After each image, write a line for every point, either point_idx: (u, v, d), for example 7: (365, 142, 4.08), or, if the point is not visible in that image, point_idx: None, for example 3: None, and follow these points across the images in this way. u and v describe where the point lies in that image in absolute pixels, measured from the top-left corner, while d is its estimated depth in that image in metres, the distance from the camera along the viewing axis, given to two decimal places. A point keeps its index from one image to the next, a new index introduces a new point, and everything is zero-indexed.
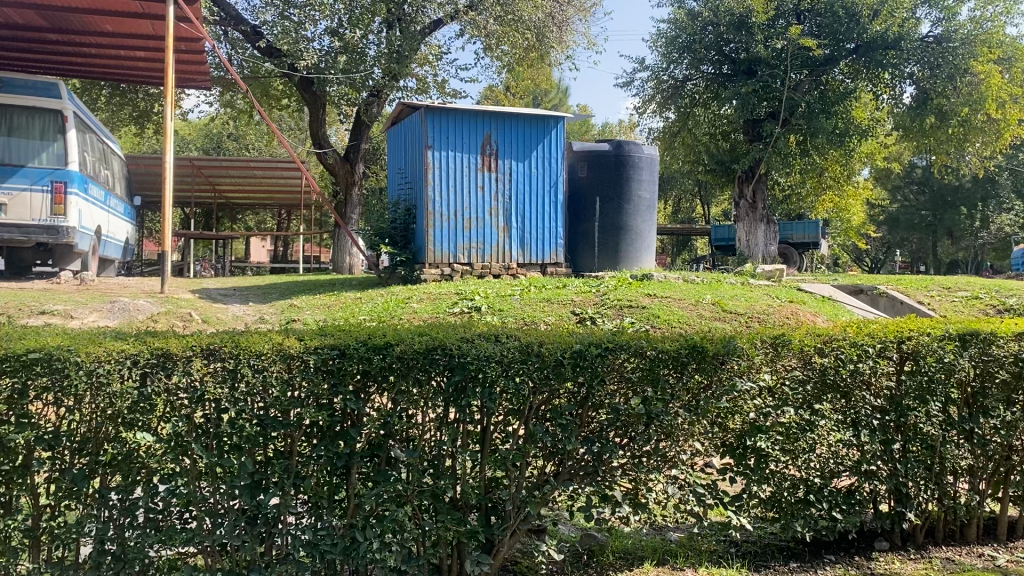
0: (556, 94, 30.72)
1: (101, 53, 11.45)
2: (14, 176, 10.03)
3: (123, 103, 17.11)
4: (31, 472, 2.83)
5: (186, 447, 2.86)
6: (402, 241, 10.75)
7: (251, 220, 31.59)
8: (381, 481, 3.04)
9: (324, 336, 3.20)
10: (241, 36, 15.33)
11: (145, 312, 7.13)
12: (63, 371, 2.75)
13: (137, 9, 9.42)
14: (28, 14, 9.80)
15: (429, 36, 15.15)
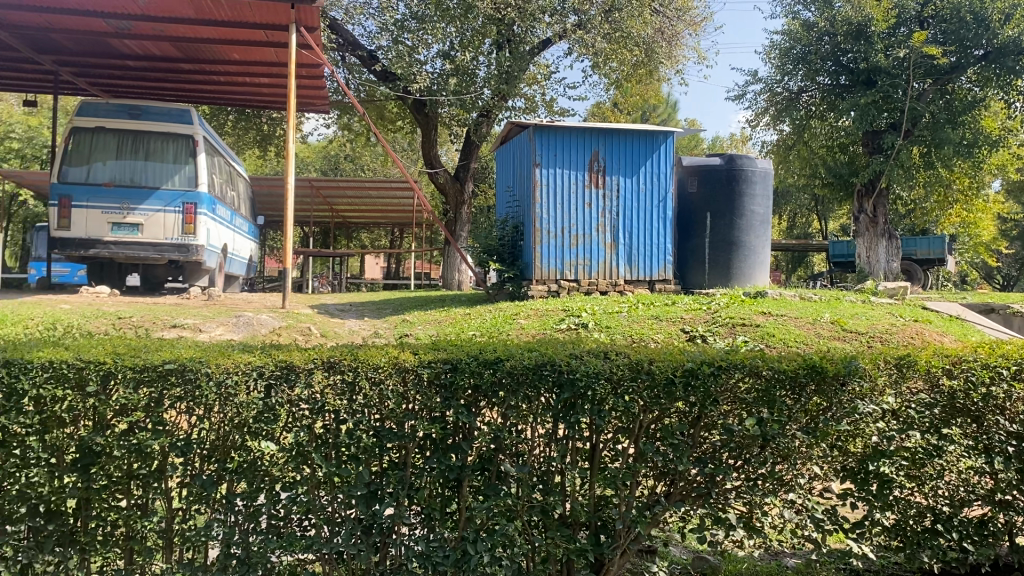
0: (665, 109, 30.50)
1: (229, 81, 12.09)
2: (150, 198, 10.76)
3: (249, 127, 18.02)
4: (166, 477, 2.96)
5: (307, 456, 2.98)
6: (510, 258, 10.86)
7: (366, 237, 32.65)
8: (491, 495, 3.08)
9: (439, 350, 3.27)
10: (358, 61, 15.89)
11: (267, 327, 7.44)
12: (195, 382, 2.91)
13: (261, 38, 9.91)
14: (163, 46, 10.47)
15: (537, 55, 15.29)
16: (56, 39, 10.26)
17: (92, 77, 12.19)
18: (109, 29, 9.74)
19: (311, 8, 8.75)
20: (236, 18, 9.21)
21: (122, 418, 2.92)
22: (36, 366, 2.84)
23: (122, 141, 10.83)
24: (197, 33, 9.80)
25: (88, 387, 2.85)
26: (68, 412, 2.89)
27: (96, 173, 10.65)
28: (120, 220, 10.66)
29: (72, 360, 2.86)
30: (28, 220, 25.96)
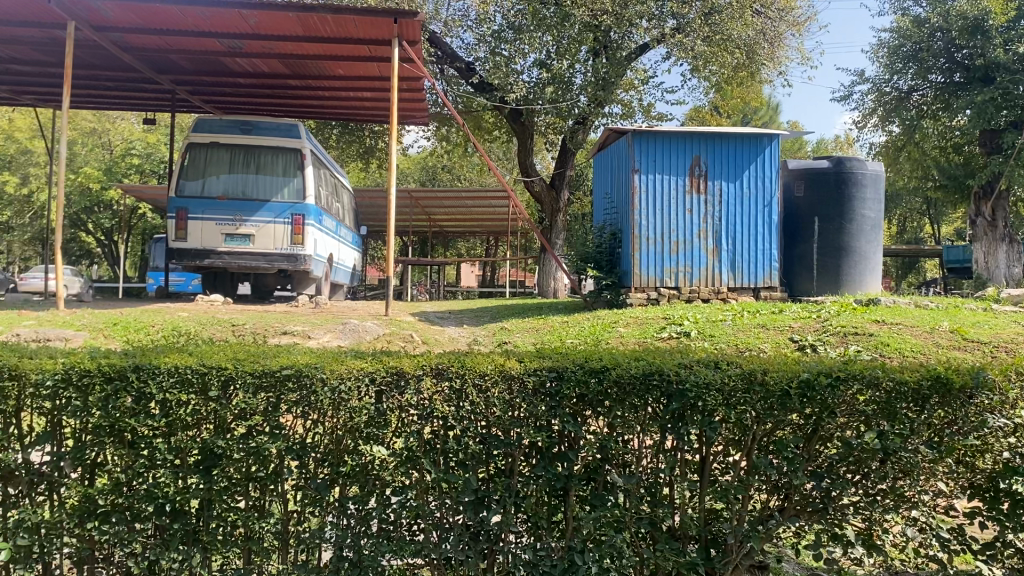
0: (766, 112, 29.81)
1: (334, 96, 12.47)
2: (261, 210, 11.16)
3: (352, 140, 18.56)
4: (282, 479, 3.04)
5: (417, 461, 3.02)
6: (608, 266, 10.78)
7: (462, 246, 33.13)
8: (598, 505, 3.05)
9: (545, 357, 3.27)
10: (457, 73, 16.13)
11: (371, 333, 7.59)
12: (310, 387, 3.00)
13: (365, 53, 10.17)
14: (273, 64, 10.86)
15: (635, 61, 15.16)
16: (174, 60, 10.79)
17: (206, 95, 12.77)
18: (222, 48, 10.18)
19: (412, 22, 8.92)
20: (342, 35, 9.49)
21: (241, 422, 3.00)
22: (162, 371, 2.96)
23: (235, 156, 11.28)
24: (303, 49, 10.14)
25: (210, 392, 2.95)
26: (192, 415, 2.98)
27: (210, 187, 11.13)
28: (233, 231, 11.10)
29: (196, 366, 2.98)
30: (146, 232, 27.38)
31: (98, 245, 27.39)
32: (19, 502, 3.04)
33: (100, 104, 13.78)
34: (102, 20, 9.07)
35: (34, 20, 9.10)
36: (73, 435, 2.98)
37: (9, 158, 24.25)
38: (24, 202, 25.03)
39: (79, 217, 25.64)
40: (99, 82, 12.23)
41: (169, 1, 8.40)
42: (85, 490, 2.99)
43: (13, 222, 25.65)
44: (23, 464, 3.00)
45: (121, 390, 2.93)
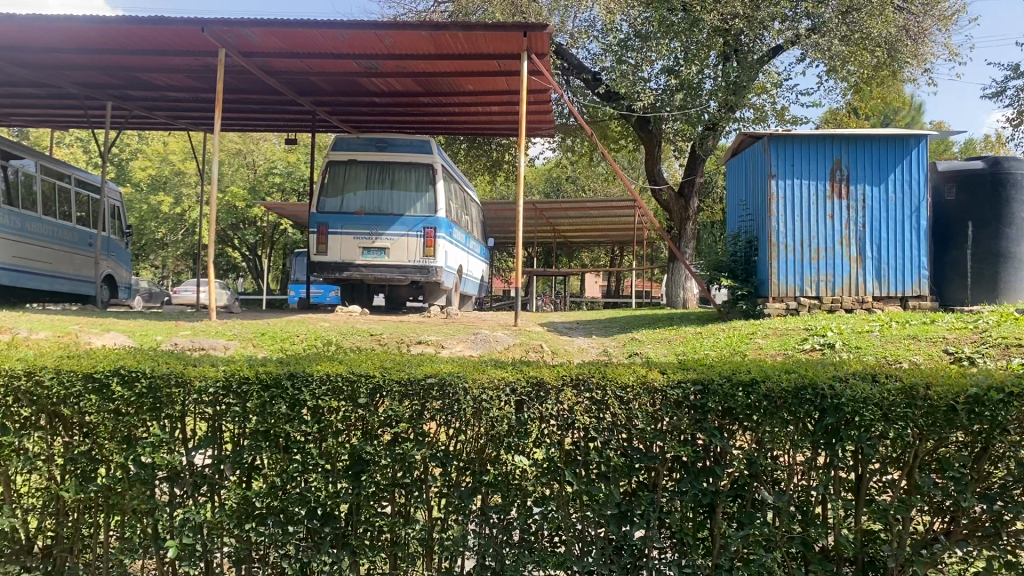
0: (907, 112, 28.36)
1: (463, 111, 12.72)
2: (395, 224, 11.48)
3: (479, 154, 18.91)
4: (426, 487, 3.09)
5: (558, 472, 3.01)
6: (743, 274, 10.47)
7: (587, 256, 33.10)
8: (747, 523, 2.96)
9: (688, 369, 3.20)
10: (583, 83, 16.16)
11: (502, 343, 7.65)
12: (455, 397, 3.06)
13: (495, 68, 10.33)
14: (406, 82, 11.19)
15: (767, 64, 14.77)
16: (314, 82, 11.28)
17: (343, 114, 13.27)
18: (359, 69, 10.56)
19: (542, 35, 8.97)
20: (473, 51, 9.66)
21: (388, 428, 3.08)
22: (314, 379, 3.07)
23: (371, 172, 11.69)
24: (435, 67, 10.38)
25: (359, 399, 3.05)
26: (342, 421, 3.09)
27: (349, 203, 11.57)
28: (370, 244, 11.48)
29: (346, 374, 3.09)
30: (287, 246, 28.74)
31: (243, 259, 28.95)
32: (182, 502, 3.14)
33: (246, 126, 14.57)
34: (250, 46, 9.59)
35: (190, 49, 9.72)
36: (232, 439, 3.11)
37: (164, 180, 26.00)
38: (177, 220, 26.75)
39: (226, 233, 27.18)
40: (245, 106, 12.93)
41: (312, 26, 8.78)
42: (242, 492, 3.10)
43: (167, 238, 27.45)
44: (186, 465, 3.11)
45: (276, 396, 3.05)
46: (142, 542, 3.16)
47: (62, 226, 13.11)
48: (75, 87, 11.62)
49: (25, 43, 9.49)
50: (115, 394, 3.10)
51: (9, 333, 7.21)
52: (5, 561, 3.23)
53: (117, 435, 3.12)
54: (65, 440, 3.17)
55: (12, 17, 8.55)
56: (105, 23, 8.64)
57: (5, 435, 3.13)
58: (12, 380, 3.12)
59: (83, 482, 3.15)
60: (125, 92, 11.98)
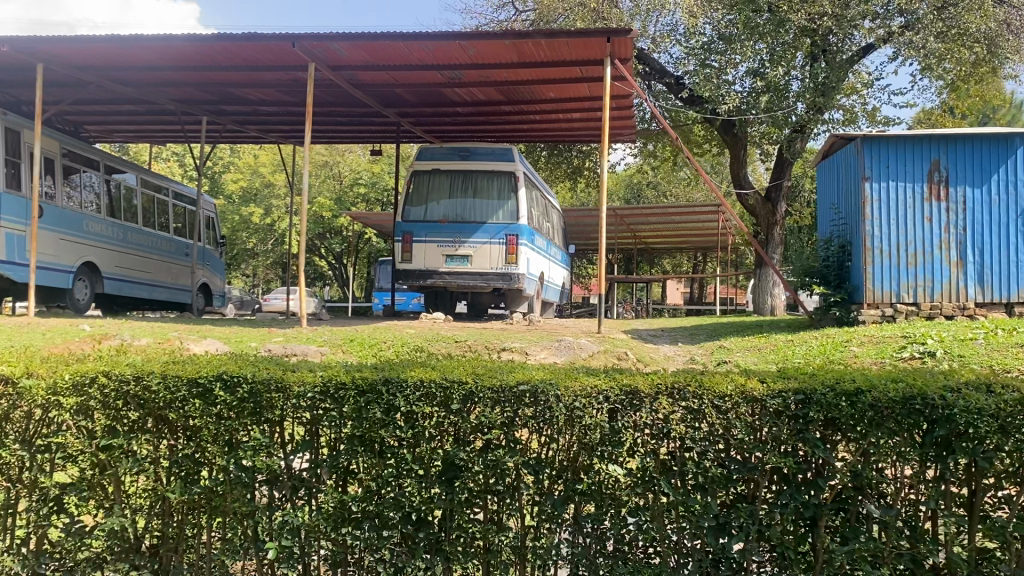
0: (1008, 110, 27.10)
1: (545, 119, 12.74)
2: (478, 232, 11.56)
3: (560, 161, 18.92)
4: (519, 494, 3.07)
5: (653, 482, 2.97)
6: (836, 280, 10.16)
7: (669, 263, 32.72)
8: (851, 538, 2.86)
9: (788, 377, 3.11)
10: (665, 88, 16.02)
11: (586, 350, 7.60)
12: (547, 404, 3.04)
13: (577, 74, 10.30)
14: (489, 92, 11.27)
15: (857, 63, 14.36)
16: (399, 93, 11.46)
17: (427, 124, 13.45)
18: (443, 80, 10.69)
19: (626, 40, 8.90)
20: (556, 58, 9.66)
21: (480, 435, 3.09)
22: (409, 384, 3.11)
23: (454, 181, 11.80)
24: (518, 75, 10.43)
25: (452, 405, 3.07)
26: (436, 426, 3.11)
27: (432, 212, 11.74)
28: (453, 252, 11.59)
29: (439, 380, 3.11)
30: (371, 255, 29.29)
31: (329, 268, 29.61)
32: (281, 505, 3.20)
33: (333, 138, 14.93)
34: (338, 60, 9.80)
35: (281, 64, 10.00)
36: (329, 444, 3.16)
37: (255, 192, 26.85)
38: (267, 230, 27.60)
39: (313, 243, 27.89)
40: (333, 118, 13.24)
41: (398, 38, 8.93)
42: (339, 496, 3.15)
43: (258, 248, 28.30)
44: (285, 468, 3.17)
45: (372, 401, 3.10)
46: (243, 544, 3.23)
47: (160, 237, 13.66)
48: (173, 103, 12.10)
49: (127, 62, 9.93)
50: (218, 398, 3.19)
51: (114, 340, 7.53)
52: (114, 559, 3.30)
53: (219, 439, 3.21)
54: (171, 442, 3.26)
55: (116, 38, 8.95)
56: (202, 41, 8.96)
57: (114, 438, 3.22)
58: (121, 384, 3.23)
59: (186, 484, 3.24)
60: (219, 107, 12.43)
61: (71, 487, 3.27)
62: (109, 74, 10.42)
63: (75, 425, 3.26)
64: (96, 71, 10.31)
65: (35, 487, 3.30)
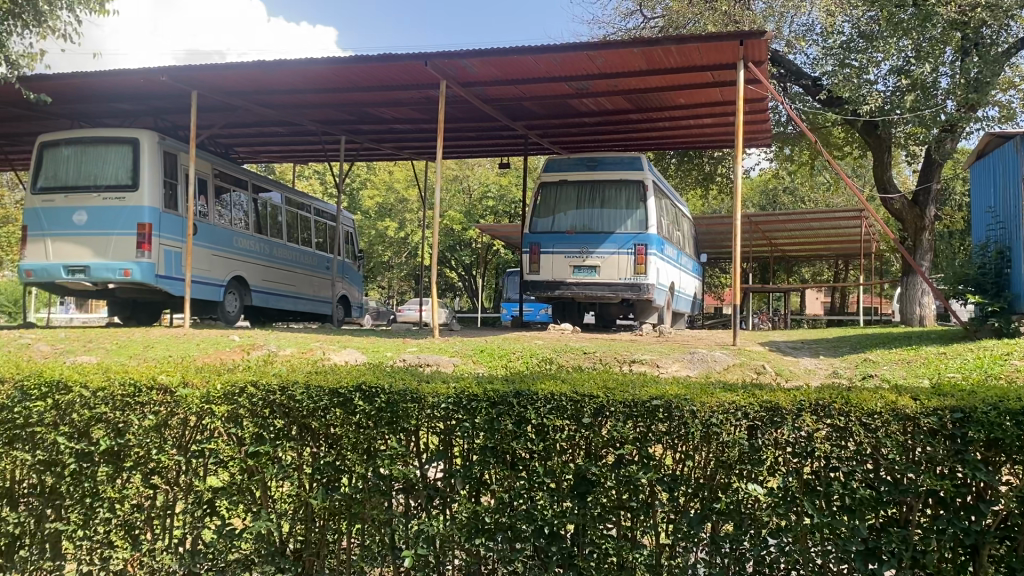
0: None
1: (674, 126, 12.55)
2: (606, 242, 11.47)
3: (692, 168, 18.59)
4: (654, 512, 3.00)
5: (796, 502, 2.87)
6: (993, 290, 9.47)
7: (807, 271, 31.50)
8: (1018, 568, 2.71)
9: (943, 393, 2.96)
10: (802, 89, 15.52)
11: (722, 363, 7.39)
12: (682, 420, 2.99)
13: (708, 79, 10.09)
14: (617, 101, 11.20)
15: (1015, 56, 13.39)
16: (527, 107, 11.57)
17: (555, 136, 13.51)
18: (570, 91, 10.70)
19: (760, 42, 8.65)
20: (686, 63, 9.49)
21: (612, 449, 3.05)
22: (540, 397, 3.13)
23: (582, 191, 11.79)
24: (647, 83, 10.31)
25: (583, 418, 3.06)
26: (567, 440, 3.10)
27: (560, 222, 11.79)
28: (581, 263, 11.57)
29: (570, 394, 3.11)
30: (501, 267, 29.63)
31: (459, 279, 30.14)
32: (417, 514, 3.26)
33: (464, 152, 15.22)
34: (468, 76, 10.00)
35: (414, 83, 10.29)
36: (462, 454, 3.20)
37: (389, 207, 27.71)
38: (401, 243, 28.42)
39: (445, 255, 28.49)
40: (463, 133, 13.51)
41: (527, 52, 9.00)
42: (473, 506, 3.16)
43: (392, 261, 29.16)
44: (421, 477, 3.23)
45: (503, 413, 3.13)
46: (380, 551, 3.29)
47: (303, 252, 14.32)
48: (314, 124, 12.66)
49: (272, 86, 10.46)
50: (357, 407, 3.31)
51: (262, 350, 7.95)
52: (262, 561, 3.43)
53: (359, 447, 3.31)
54: (313, 449, 3.38)
55: (262, 64, 9.45)
56: (340, 63, 9.34)
57: (261, 445, 3.36)
58: (268, 394, 3.39)
59: (327, 491, 3.34)
60: (357, 127, 12.91)
61: (222, 491, 3.42)
62: (256, 99, 11.02)
63: (227, 433, 3.43)
64: (244, 96, 10.92)
65: (190, 490, 3.48)
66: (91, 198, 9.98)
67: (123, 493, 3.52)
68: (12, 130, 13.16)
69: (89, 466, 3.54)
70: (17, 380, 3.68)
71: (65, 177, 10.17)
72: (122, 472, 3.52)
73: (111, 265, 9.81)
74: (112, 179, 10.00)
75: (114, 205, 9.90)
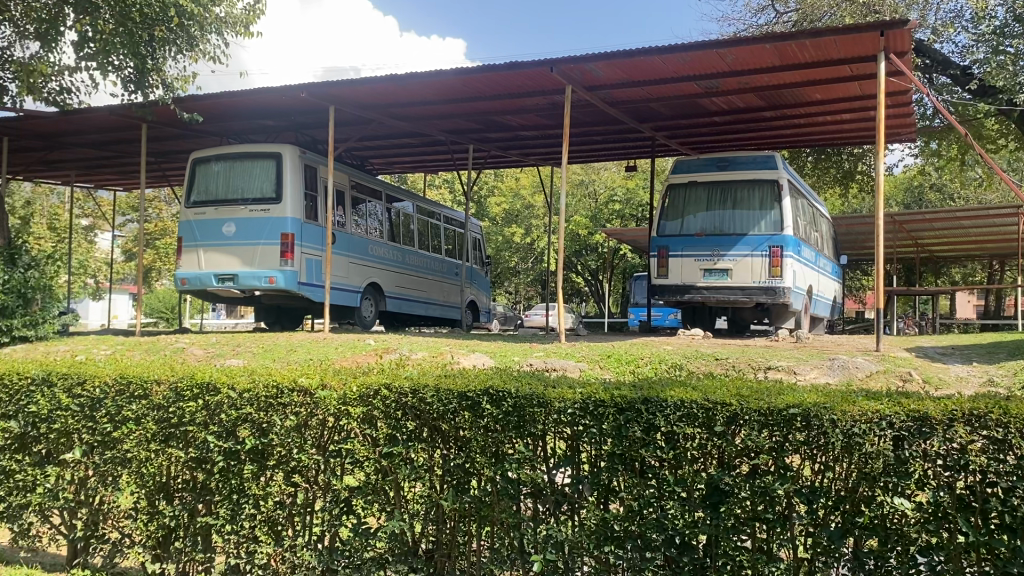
0: None
1: (810, 122, 12.08)
2: (738, 244, 11.14)
3: (829, 166, 17.87)
4: (792, 524, 2.89)
5: (948, 518, 2.72)
6: None
7: (957, 272, 29.58)
8: None
9: None
10: (950, 80, 14.63)
11: (864, 370, 7.02)
12: (822, 429, 2.86)
13: (846, 73, 9.65)
14: (749, 98, 10.87)
15: None
16: (654, 108, 11.42)
17: (683, 137, 13.27)
18: (700, 90, 10.48)
19: (903, 32, 8.20)
20: (822, 57, 9.11)
21: (746, 459, 2.96)
22: (670, 404, 3.06)
23: (712, 192, 11.52)
24: (781, 79, 9.96)
25: (715, 426, 2.97)
26: (698, 448, 3.02)
27: (690, 225, 11.59)
28: (712, 266, 11.29)
29: (702, 401, 3.03)
30: (628, 271, 29.33)
31: (586, 284, 30.06)
32: (545, 519, 3.25)
33: (591, 157, 15.17)
34: (594, 80, 9.97)
35: (540, 89, 10.35)
36: (589, 461, 3.17)
37: (516, 213, 28.03)
38: (528, 249, 28.61)
39: (571, 260, 28.49)
40: (589, 138, 13.49)
41: (654, 53, 8.89)
42: (601, 514, 3.13)
43: (519, 266, 29.44)
44: (549, 482, 3.22)
45: (632, 419, 3.08)
46: (510, 555, 3.31)
47: (434, 258, 14.66)
48: (444, 134, 12.95)
49: (404, 98, 10.76)
50: (485, 411, 3.34)
51: (395, 353, 8.19)
52: (395, 560, 3.53)
53: (487, 450, 3.33)
54: (443, 451, 3.43)
55: (394, 77, 9.74)
56: (469, 73, 9.50)
57: (395, 446, 3.46)
58: (401, 396, 3.49)
59: (458, 492, 3.39)
60: (485, 135, 13.11)
61: (358, 491, 3.54)
62: (388, 111, 11.37)
63: (362, 434, 3.55)
64: (378, 109, 11.29)
65: (329, 489, 3.62)
66: (239, 210, 10.57)
67: (266, 490, 3.69)
68: (168, 148, 14.11)
69: (236, 464, 3.74)
70: (172, 380, 3.94)
71: (215, 191, 10.82)
72: (266, 470, 3.69)
73: (257, 273, 10.36)
74: (258, 192, 10.56)
75: (259, 217, 10.45)
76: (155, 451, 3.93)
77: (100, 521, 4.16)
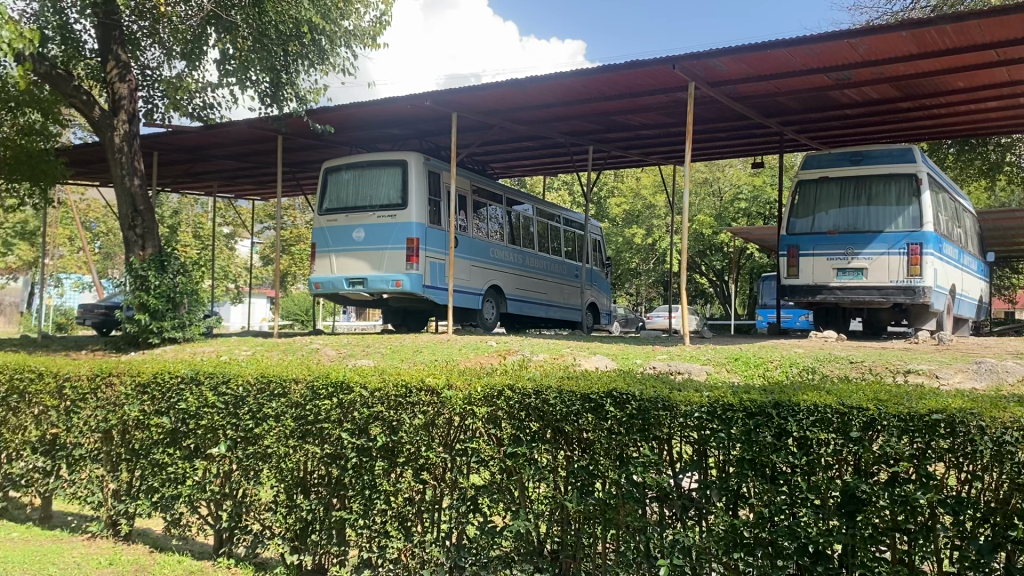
0: None
1: (950, 112, 11.42)
2: (875, 241, 10.65)
3: (973, 157, 16.78)
4: (936, 535, 2.75)
5: None
6: None
7: None
8: None
9: None
10: None
11: (1014, 374, 6.58)
12: (969, 437, 2.72)
13: (993, 58, 9.06)
14: (884, 89, 10.38)
15: None
16: (782, 102, 11.07)
17: (813, 132, 12.79)
18: (831, 82, 10.07)
19: None
20: (965, 42, 8.58)
21: (884, 466, 2.83)
22: (802, 409, 2.96)
23: (845, 189, 11.07)
24: (919, 67, 9.45)
25: (851, 432, 2.86)
26: (833, 455, 2.91)
27: (821, 223, 11.17)
28: (846, 265, 10.83)
29: (836, 405, 2.92)
30: (755, 271, 28.45)
31: (711, 285, 29.36)
32: (672, 523, 3.21)
33: (715, 154, 14.84)
34: (718, 75, 9.76)
35: (662, 87, 10.21)
36: (717, 465, 3.11)
37: (638, 214, 27.70)
38: (650, 250, 28.22)
39: (695, 260, 27.89)
40: (713, 135, 13.19)
41: (781, 45, 8.62)
42: (730, 519, 3.05)
43: (641, 268, 29.08)
44: (675, 487, 3.19)
45: (762, 424, 3.00)
46: (636, 558, 3.27)
47: (554, 261, 14.71)
48: (565, 136, 12.97)
49: (524, 102, 10.85)
50: (609, 414, 3.33)
51: (518, 355, 8.26)
52: (521, 560, 3.56)
53: (611, 453, 3.33)
54: (567, 453, 3.44)
55: (515, 81, 9.84)
56: (589, 75, 9.49)
57: (519, 446, 3.50)
58: (524, 397, 3.52)
59: (582, 494, 3.39)
60: (606, 135, 13.05)
61: (484, 489, 3.60)
62: (510, 116, 11.49)
63: (487, 433, 3.61)
64: (499, 114, 11.43)
65: (456, 487, 3.70)
66: (368, 216, 10.94)
67: (397, 486, 3.81)
68: (301, 158, 14.74)
69: (368, 460, 3.88)
70: (309, 380, 4.12)
71: (346, 198, 11.24)
72: (396, 467, 3.82)
73: (385, 277, 10.69)
74: (386, 198, 10.90)
75: (388, 222, 10.79)
76: (292, 447, 4.13)
77: (242, 512, 4.38)
